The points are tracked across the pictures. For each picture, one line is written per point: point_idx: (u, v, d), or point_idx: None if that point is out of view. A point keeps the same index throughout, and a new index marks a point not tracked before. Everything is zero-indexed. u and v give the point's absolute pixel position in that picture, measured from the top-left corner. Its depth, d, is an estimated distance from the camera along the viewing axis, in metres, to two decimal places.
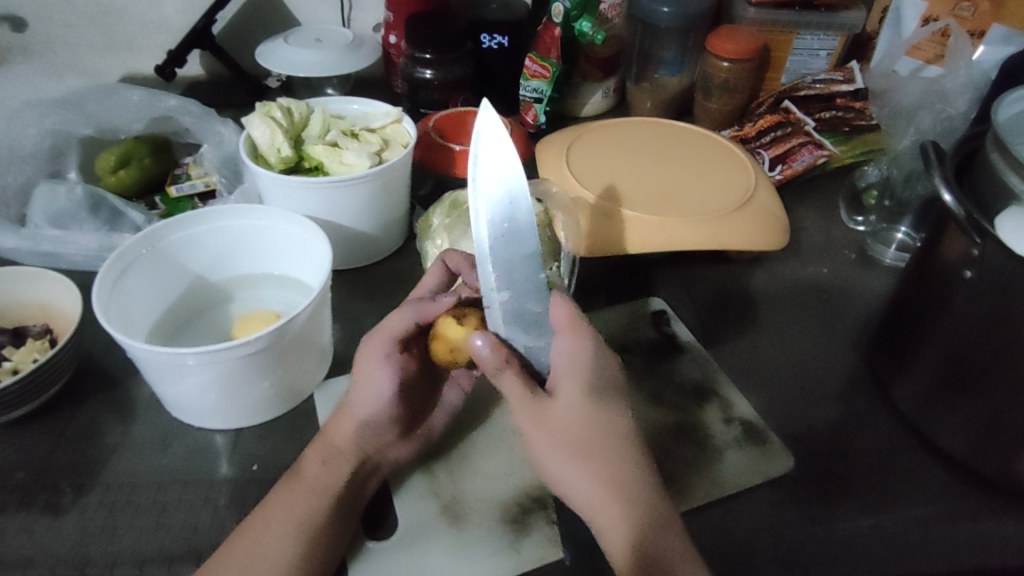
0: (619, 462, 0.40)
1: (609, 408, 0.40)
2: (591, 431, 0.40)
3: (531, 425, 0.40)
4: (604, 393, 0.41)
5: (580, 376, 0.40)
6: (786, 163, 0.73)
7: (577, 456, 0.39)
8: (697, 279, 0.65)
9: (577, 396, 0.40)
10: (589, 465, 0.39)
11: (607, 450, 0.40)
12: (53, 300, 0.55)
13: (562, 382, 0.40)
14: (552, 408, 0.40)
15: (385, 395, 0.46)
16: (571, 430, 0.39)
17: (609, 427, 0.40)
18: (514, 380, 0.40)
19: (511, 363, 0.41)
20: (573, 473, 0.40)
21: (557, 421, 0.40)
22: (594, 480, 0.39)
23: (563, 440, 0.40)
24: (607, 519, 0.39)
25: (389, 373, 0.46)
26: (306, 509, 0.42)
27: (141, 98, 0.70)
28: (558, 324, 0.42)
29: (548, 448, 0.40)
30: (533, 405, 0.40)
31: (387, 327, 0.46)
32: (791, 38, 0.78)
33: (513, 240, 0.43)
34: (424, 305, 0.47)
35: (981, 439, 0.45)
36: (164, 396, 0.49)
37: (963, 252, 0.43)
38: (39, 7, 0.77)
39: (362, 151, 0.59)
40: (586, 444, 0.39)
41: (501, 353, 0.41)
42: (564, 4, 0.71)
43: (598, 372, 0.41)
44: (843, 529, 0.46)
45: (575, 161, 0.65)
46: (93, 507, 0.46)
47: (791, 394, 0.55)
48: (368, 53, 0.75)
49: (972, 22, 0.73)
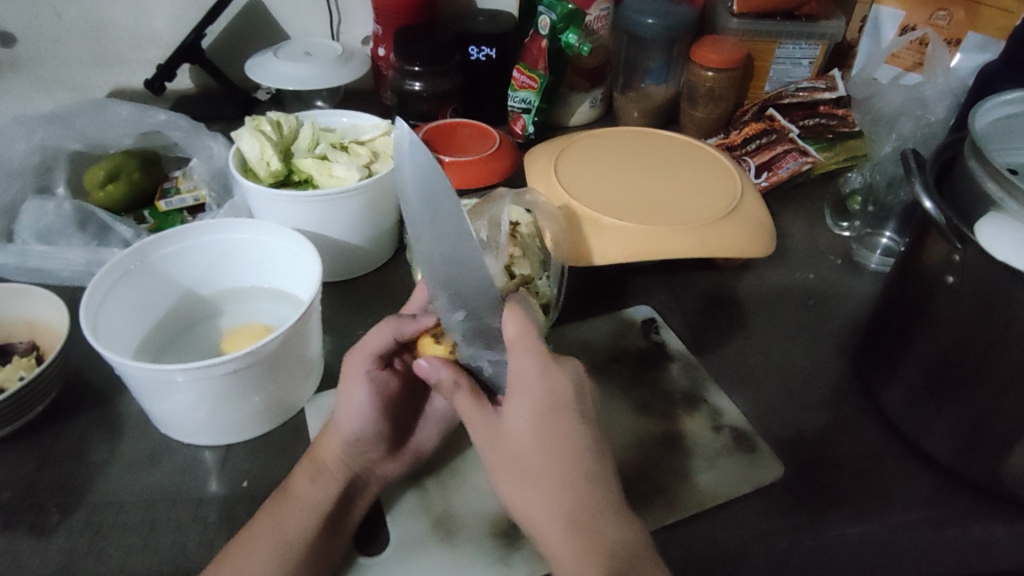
0: (568, 488, 0.38)
1: (561, 430, 0.39)
2: (541, 458, 0.39)
3: (485, 443, 0.41)
4: (554, 420, 0.39)
5: (531, 398, 0.39)
6: (771, 170, 0.74)
7: (524, 481, 0.39)
8: (686, 286, 0.66)
9: (527, 420, 0.39)
10: (537, 491, 0.39)
11: (553, 477, 0.38)
12: (40, 316, 0.55)
13: (513, 403, 0.40)
14: (505, 431, 0.40)
15: (364, 411, 0.47)
16: (521, 456, 0.39)
17: (562, 450, 0.39)
18: (467, 400, 0.42)
19: (461, 385, 0.43)
20: (522, 497, 0.39)
21: (508, 445, 0.40)
22: (542, 505, 0.38)
23: (514, 463, 0.39)
24: (554, 546, 0.38)
25: (367, 389, 0.47)
26: (296, 528, 0.42)
27: (131, 113, 0.71)
28: (508, 342, 0.40)
29: (500, 470, 0.40)
30: (486, 425, 0.41)
31: (366, 344, 0.48)
32: (773, 48, 0.80)
33: (450, 260, 0.42)
34: (401, 323, 0.48)
35: (965, 445, 0.47)
36: (153, 412, 0.48)
37: (943, 258, 0.44)
38: (28, 23, 0.77)
39: (351, 164, 0.60)
40: (535, 470, 0.39)
41: (451, 375, 0.43)
42: (551, 16, 0.72)
43: (551, 395, 0.39)
44: (835, 536, 0.46)
45: (561, 172, 0.65)
46: (79, 527, 0.46)
47: (780, 398, 0.56)
48: (358, 65, 0.75)
49: (948, 31, 0.75)
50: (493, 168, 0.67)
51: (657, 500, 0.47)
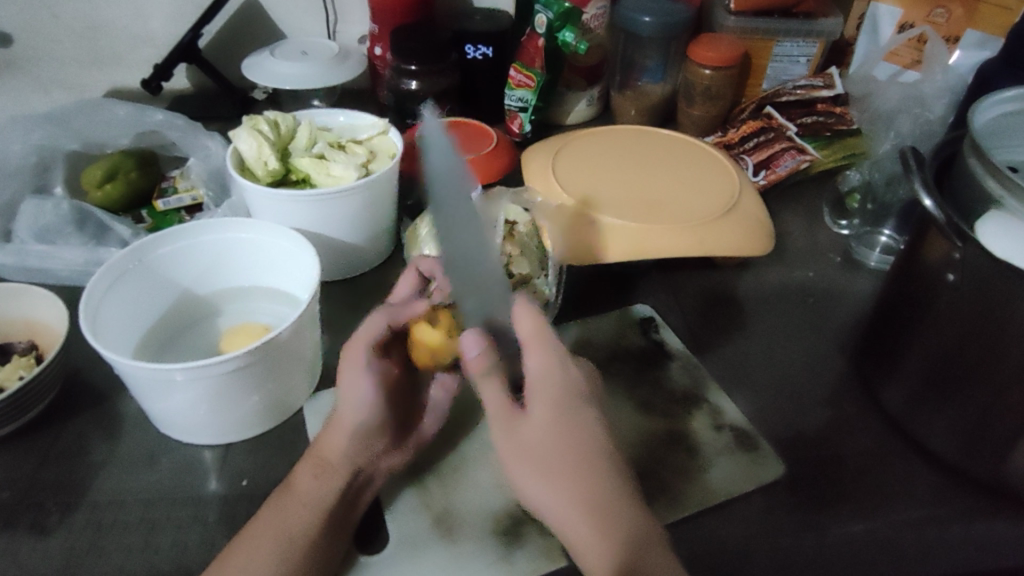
0: (589, 480, 0.39)
1: (580, 424, 0.40)
2: (563, 451, 0.39)
3: (503, 437, 0.41)
4: (573, 412, 0.40)
5: (549, 391, 0.40)
6: (770, 169, 0.74)
7: (542, 471, 0.39)
8: (685, 285, 0.66)
9: (547, 411, 0.40)
10: (555, 482, 0.39)
11: (571, 467, 0.39)
12: (38, 316, 0.55)
13: (533, 397, 0.40)
14: (525, 425, 0.40)
15: (369, 398, 0.46)
16: (541, 449, 0.40)
17: (581, 443, 0.40)
18: (494, 389, 0.41)
19: (495, 373, 0.41)
20: (540, 489, 0.40)
21: (528, 439, 0.40)
22: (563, 498, 0.39)
23: (532, 456, 0.40)
24: (579, 535, 0.38)
25: (369, 379, 0.46)
26: (297, 525, 0.42)
27: (127, 113, 0.70)
28: (524, 338, 0.41)
29: (515, 463, 0.40)
30: (503, 420, 0.41)
31: (361, 334, 0.47)
32: (770, 46, 0.80)
33: (473, 265, 0.39)
34: (396, 309, 0.49)
35: (967, 442, 0.46)
36: (152, 411, 0.48)
37: (944, 256, 0.44)
38: (26, 24, 0.77)
39: (348, 163, 0.60)
40: (555, 464, 0.39)
41: (487, 362, 0.40)
42: (548, 15, 0.72)
43: (567, 387, 0.41)
44: (836, 533, 0.46)
45: (559, 170, 0.66)
46: (80, 526, 0.46)
47: (779, 397, 0.56)
48: (355, 64, 0.75)
49: (945, 28, 0.75)
50: (490, 167, 0.67)
51: (657, 499, 0.47)
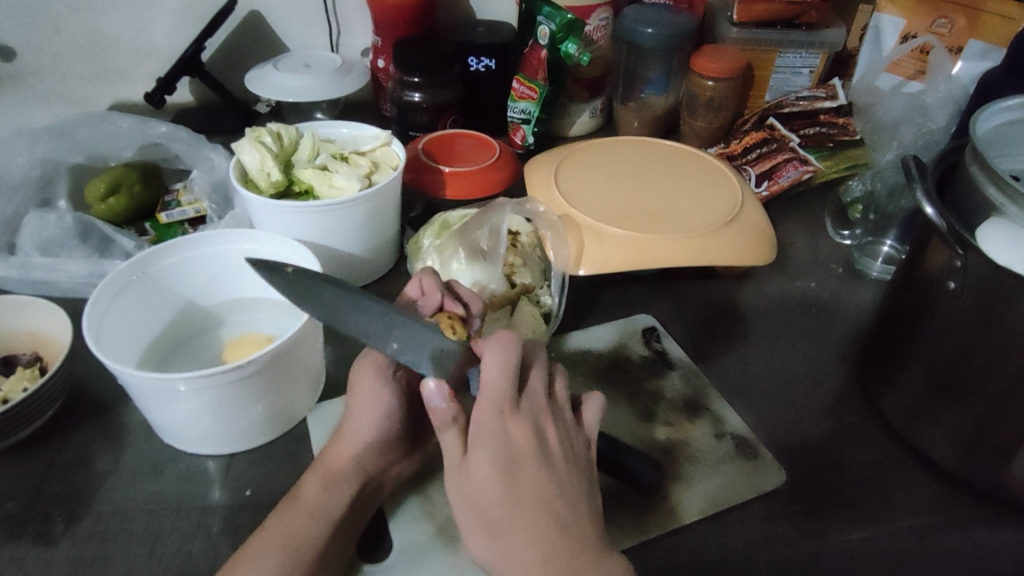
0: (538, 534, 0.36)
1: (526, 479, 0.37)
2: (504, 506, 0.36)
3: (454, 497, 0.39)
4: (514, 465, 0.37)
5: (489, 450, 0.37)
6: (772, 180, 0.75)
7: (489, 531, 0.37)
8: (687, 296, 0.66)
9: (491, 470, 0.37)
10: (504, 538, 0.36)
11: (515, 517, 0.36)
12: (43, 327, 0.55)
13: (475, 456, 0.38)
14: (472, 483, 0.38)
15: (383, 413, 0.46)
16: (488, 506, 0.37)
17: (529, 498, 0.37)
18: (454, 439, 0.40)
19: (458, 422, 0.40)
20: (490, 548, 0.37)
21: (475, 496, 0.37)
22: (510, 555, 0.36)
23: (481, 517, 0.37)
24: None
25: (383, 394, 0.46)
26: (301, 532, 0.42)
27: (130, 125, 0.71)
28: (485, 385, 0.39)
29: (466, 523, 0.38)
30: (454, 475, 0.39)
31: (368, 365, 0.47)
32: (773, 57, 0.80)
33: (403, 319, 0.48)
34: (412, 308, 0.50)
35: (970, 451, 0.46)
36: (155, 422, 0.48)
37: (945, 264, 0.44)
38: (30, 39, 0.78)
39: (351, 174, 0.60)
40: (499, 519, 0.37)
41: (450, 412, 0.40)
42: (550, 27, 0.72)
43: (504, 447, 0.38)
44: (840, 541, 0.46)
45: (562, 181, 0.66)
46: (85, 535, 0.46)
47: (785, 408, 0.55)
48: (357, 77, 0.75)
49: (949, 39, 0.75)
50: (494, 177, 0.67)
51: (659, 506, 0.47)
